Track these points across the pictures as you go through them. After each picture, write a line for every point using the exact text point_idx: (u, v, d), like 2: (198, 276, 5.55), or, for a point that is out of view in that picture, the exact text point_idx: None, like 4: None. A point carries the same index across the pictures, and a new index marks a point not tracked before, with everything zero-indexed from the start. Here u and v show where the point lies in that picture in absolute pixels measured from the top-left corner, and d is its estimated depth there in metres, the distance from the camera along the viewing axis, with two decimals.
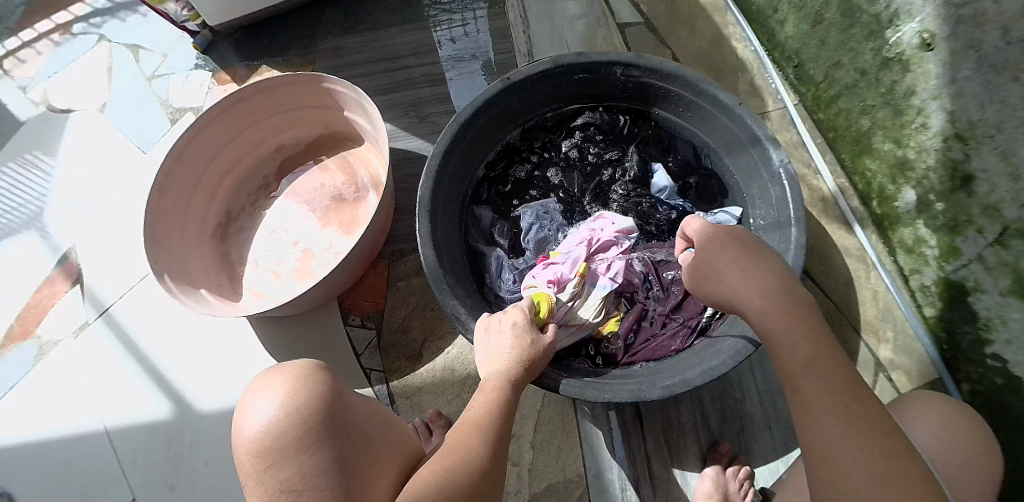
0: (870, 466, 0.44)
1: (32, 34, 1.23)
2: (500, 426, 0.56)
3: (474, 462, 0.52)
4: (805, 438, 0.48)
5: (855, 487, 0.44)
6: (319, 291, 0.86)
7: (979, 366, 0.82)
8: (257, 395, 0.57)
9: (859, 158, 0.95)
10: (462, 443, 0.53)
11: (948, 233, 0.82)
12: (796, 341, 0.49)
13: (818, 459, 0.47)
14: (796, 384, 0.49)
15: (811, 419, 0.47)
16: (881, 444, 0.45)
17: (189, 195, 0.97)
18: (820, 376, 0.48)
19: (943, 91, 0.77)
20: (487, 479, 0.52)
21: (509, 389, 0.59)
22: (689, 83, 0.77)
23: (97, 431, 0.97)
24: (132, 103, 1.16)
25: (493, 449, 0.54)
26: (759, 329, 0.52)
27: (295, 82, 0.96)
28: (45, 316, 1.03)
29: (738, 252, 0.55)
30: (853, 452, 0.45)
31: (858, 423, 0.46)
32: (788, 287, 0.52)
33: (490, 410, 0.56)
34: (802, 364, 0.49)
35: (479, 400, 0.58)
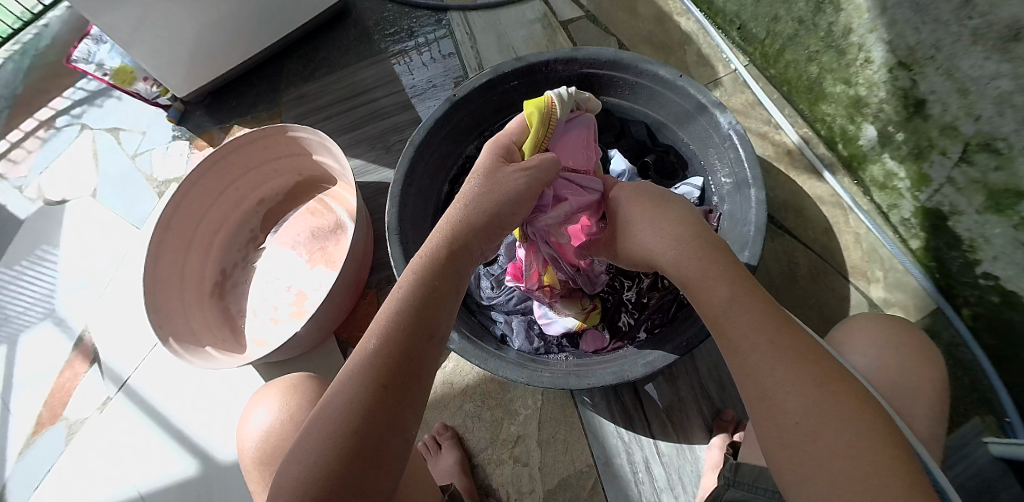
0: (803, 397, 0.45)
1: (19, 135, 1.28)
2: (371, 395, 0.46)
3: (334, 444, 0.44)
4: (743, 382, 0.48)
5: (792, 421, 0.45)
6: (313, 329, 0.89)
7: (974, 288, 0.82)
8: (256, 409, 0.70)
9: (817, 105, 0.96)
10: (321, 417, 0.46)
11: (914, 161, 0.82)
12: (712, 284, 0.51)
13: (754, 400, 0.47)
14: (722, 328, 0.50)
15: (740, 360, 0.48)
16: (812, 372, 0.46)
17: (183, 259, 1.01)
18: (742, 314, 0.48)
19: (878, 23, 0.78)
20: (358, 465, 0.44)
21: (392, 342, 0.48)
22: (628, 66, 0.80)
23: (133, 498, 1.01)
24: (120, 183, 1.21)
25: (361, 424, 0.45)
26: (677, 277, 0.54)
27: (263, 137, 1.00)
28: (70, 398, 1.08)
29: (650, 209, 0.59)
30: (784, 385, 0.45)
31: (786, 354, 0.46)
32: (699, 234, 0.54)
33: (354, 377, 0.47)
34: (724, 306, 0.49)
35: (352, 363, 0.48)
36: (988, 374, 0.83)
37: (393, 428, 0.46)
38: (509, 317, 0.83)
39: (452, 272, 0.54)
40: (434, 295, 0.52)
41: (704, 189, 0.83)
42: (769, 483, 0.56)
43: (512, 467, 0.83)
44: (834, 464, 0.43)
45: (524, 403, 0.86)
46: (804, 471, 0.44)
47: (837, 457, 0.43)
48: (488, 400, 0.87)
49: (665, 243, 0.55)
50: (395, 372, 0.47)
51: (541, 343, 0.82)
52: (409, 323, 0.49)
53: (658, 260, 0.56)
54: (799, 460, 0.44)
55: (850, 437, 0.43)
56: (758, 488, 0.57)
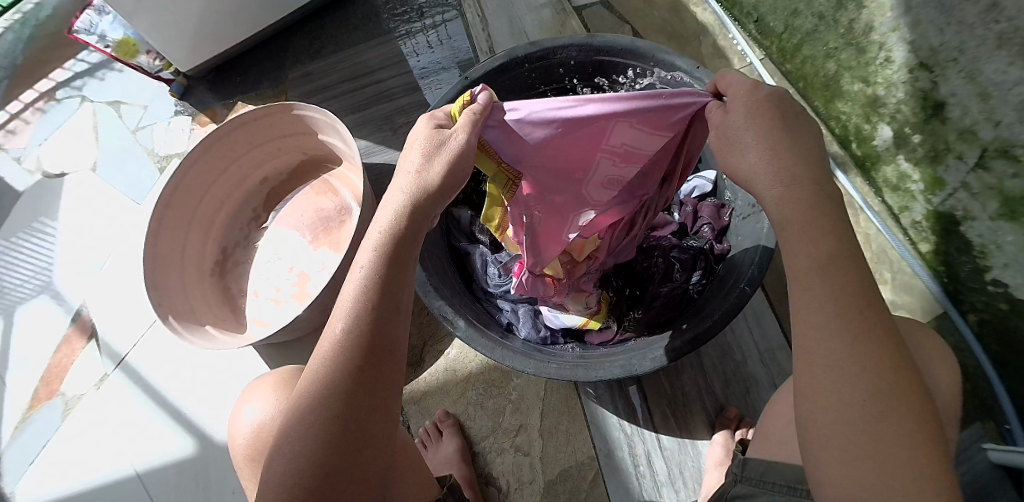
0: (877, 379, 0.43)
1: (18, 106, 1.26)
2: (348, 379, 0.47)
3: (320, 426, 0.46)
4: (811, 349, 0.46)
5: (858, 398, 0.43)
6: (316, 310, 0.88)
7: (982, 294, 0.81)
8: (249, 402, 0.69)
9: (832, 103, 0.95)
10: (303, 401, 0.48)
11: (929, 164, 0.81)
12: (818, 237, 0.46)
13: (818, 369, 0.45)
14: (806, 283, 0.46)
15: (816, 324, 0.45)
16: (892, 356, 0.44)
17: (183, 237, 1.00)
18: (833, 279, 0.45)
19: (901, 22, 0.76)
20: (343, 443, 0.46)
21: (361, 323, 0.48)
22: (644, 54, 0.78)
23: (129, 475, 1.00)
24: (121, 157, 1.20)
25: (342, 407, 0.47)
26: (779, 218, 0.48)
27: (267, 115, 0.98)
28: (66, 373, 1.07)
29: (771, 125, 0.49)
30: (859, 362, 0.44)
31: (870, 331, 0.44)
32: (817, 180, 0.48)
33: (327, 361, 0.48)
34: (820, 263, 0.46)
35: (324, 346, 0.49)
36: (991, 380, 0.82)
37: (372, 404, 0.48)
38: (515, 305, 0.84)
39: (415, 243, 0.52)
40: (399, 269, 0.51)
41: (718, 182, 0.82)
42: (778, 478, 0.55)
43: (512, 456, 0.83)
44: (888, 449, 0.42)
45: (527, 392, 0.86)
46: (854, 450, 0.43)
47: (891, 443, 0.43)
48: (491, 389, 0.87)
49: (770, 179, 0.48)
50: (369, 353, 0.48)
51: (548, 333, 0.82)
52: (377, 302, 0.49)
53: (759, 191, 0.49)
54: (852, 438, 0.43)
55: (908, 426, 0.43)
56: (768, 483, 0.56)
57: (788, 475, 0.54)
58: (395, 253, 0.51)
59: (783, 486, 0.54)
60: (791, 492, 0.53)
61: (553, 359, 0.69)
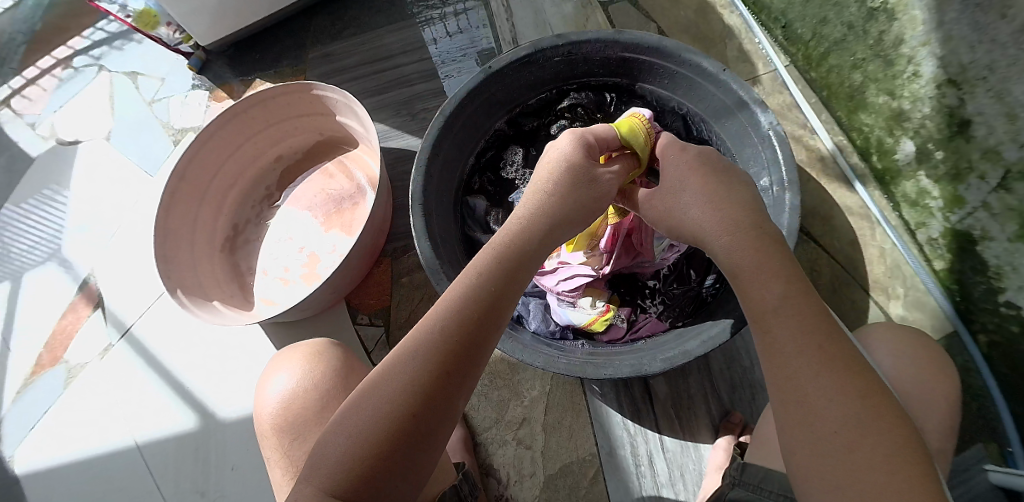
0: (844, 407, 0.44)
1: (36, 72, 1.26)
2: (432, 374, 0.46)
3: (390, 415, 0.44)
4: (781, 385, 0.47)
5: (830, 428, 0.44)
6: (325, 292, 0.88)
7: (994, 315, 0.81)
8: (276, 374, 0.70)
9: (855, 114, 0.94)
10: (377, 385, 0.46)
11: (950, 182, 0.80)
12: (767, 279, 0.49)
13: (791, 403, 0.46)
14: (767, 325, 0.48)
15: (780, 363, 0.47)
16: (856, 385, 0.45)
17: (195, 212, 0.99)
18: (791, 316, 0.47)
19: (932, 37, 0.75)
20: (409, 440, 0.44)
21: (461, 322, 0.48)
22: (671, 54, 0.77)
23: (129, 446, 1.01)
24: (136, 129, 1.20)
25: (421, 401, 0.45)
26: (727, 266, 0.52)
27: (285, 93, 0.97)
28: (71, 341, 1.07)
29: (709, 183, 0.57)
30: (827, 393, 0.44)
31: (832, 363, 0.45)
32: (757, 225, 0.53)
33: (415, 351, 0.47)
34: (774, 304, 0.48)
35: (417, 335, 0.48)
36: (998, 403, 0.82)
37: (447, 407, 0.46)
38: (526, 299, 0.83)
39: (525, 264, 0.54)
40: (505, 283, 0.52)
41: None
42: (774, 485, 0.55)
43: (514, 449, 0.83)
44: (867, 475, 0.41)
45: (532, 386, 0.85)
46: (833, 480, 0.43)
47: (869, 468, 0.42)
48: (496, 380, 0.86)
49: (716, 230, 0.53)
50: (459, 354, 0.47)
51: (557, 328, 0.81)
52: (482, 308, 0.49)
53: (709, 243, 0.54)
54: (829, 467, 0.43)
55: (886, 450, 0.42)
56: (764, 489, 0.56)
57: (784, 484, 0.55)
58: (508, 268, 0.52)
59: (779, 494, 0.55)
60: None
61: (562, 355, 0.69)
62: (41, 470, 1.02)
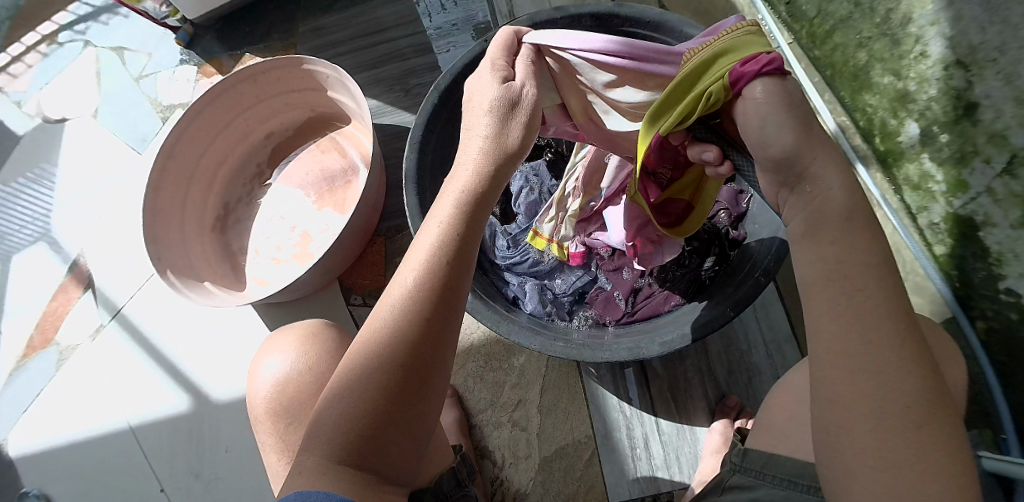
0: (921, 382, 0.41)
1: (20, 48, 1.22)
2: (417, 337, 0.44)
3: (372, 381, 0.43)
4: (848, 353, 0.42)
5: (901, 406, 0.41)
6: (319, 272, 0.87)
7: (993, 302, 0.79)
8: (268, 358, 0.68)
9: (859, 94, 0.92)
10: (357, 359, 0.45)
11: (954, 165, 0.78)
12: (865, 237, 0.44)
13: (860, 373, 0.42)
14: (856, 283, 0.43)
15: (861, 328, 0.42)
16: (925, 358, 0.42)
17: (184, 191, 0.97)
18: (882, 280, 0.43)
19: (941, 16, 0.73)
20: (399, 401, 0.43)
21: (432, 284, 0.46)
22: (672, 28, 0.75)
23: (122, 428, 1.00)
24: (123, 106, 1.16)
25: (404, 359, 0.43)
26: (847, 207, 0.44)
27: (276, 67, 0.95)
28: (61, 323, 1.06)
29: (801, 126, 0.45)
30: (905, 365, 0.41)
31: (913, 333, 0.42)
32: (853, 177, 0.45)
33: (392, 319, 0.45)
34: (873, 265, 0.43)
35: (392, 297, 0.46)
36: (994, 389, 0.81)
37: (434, 371, 0.45)
38: (522, 281, 0.83)
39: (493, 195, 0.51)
40: (471, 231, 0.48)
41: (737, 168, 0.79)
42: (777, 471, 0.54)
43: (509, 431, 0.83)
44: (905, 452, 0.40)
45: (528, 367, 0.85)
46: (892, 459, 0.41)
47: (934, 449, 0.41)
48: (492, 362, 0.86)
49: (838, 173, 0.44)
50: (439, 314, 0.45)
51: (552, 308, 0.82)
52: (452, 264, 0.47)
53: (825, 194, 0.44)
54: (891, 449, 0.41)
55: (946, 433, 0.41)
56: (769, 475, 0.55)
57: (789, 469, 0.53)
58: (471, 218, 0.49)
59: (779, 478, 0.54)
60: (793, 487, 0.53)
61: (558, 338, 0.68)
62: (34, 454, 1.01)
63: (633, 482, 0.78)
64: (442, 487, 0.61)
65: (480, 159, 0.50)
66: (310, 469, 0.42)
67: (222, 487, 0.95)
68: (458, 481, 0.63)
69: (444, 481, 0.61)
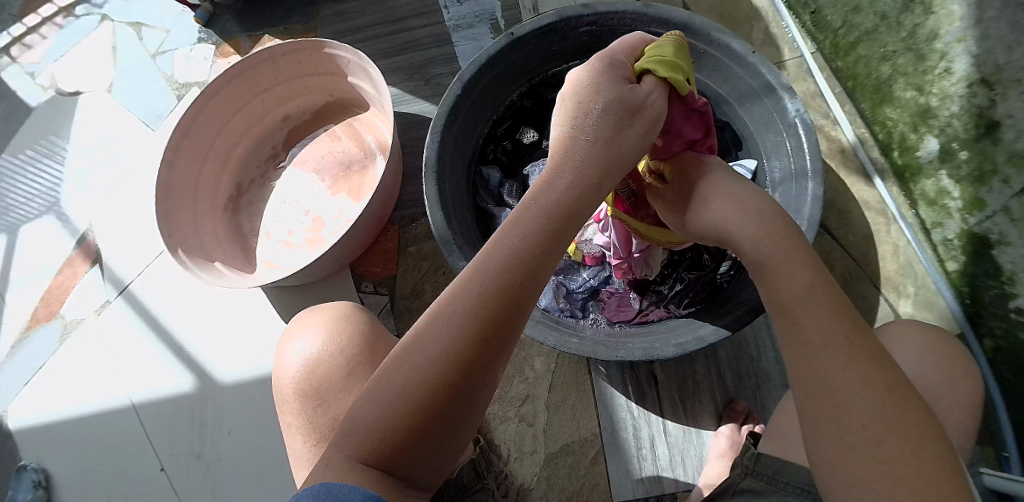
0: (873, 399, 0.43)
1: (37, 19, 1.22)
2: (466, 350, 0.42)
3: (419, 394, 0.42)
4: (805, 376, 0.45)
5: (858, 423, 0.42)
6: (331, 258, 0.87)
7: (1003, 321, 0.79)
8: (297, 338, 0.68)
9: (880, 107, 0.92)
10: (404, 366, 0.43)
11: (972, 183, 0.78)
12: (795, 268, 0.48)
13: (816, 395, 0.44)
14: (794, 314, 0.46)
15: (808, 354, 0.45)
16: (879, 376, 0.44)
17: (199, 169, 0.97)
18: (820, 304, 0.46)
19: (968, 33, 0.72)
20: (439, 418, 0.43)
21: (493, 297, 0.43)
22: (700, 32, 0.75)
23: (124, 405, 1.00)
24: (138, 82, 1.16)
25: (455, 376, 0.42)
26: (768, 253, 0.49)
27: (297, 50, 0.94)
28: (67, 296, 1.05)
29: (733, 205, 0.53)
30: (853, 386, 0.43)
31: (859, 356, 0.44)
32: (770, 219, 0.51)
33: (449, 322, 0.43)
34: (801, 292, 0.46)
35: (454, 304, 0.44)
36: (999, 408, 0.81)
37: (478, 388, 0.43)
38: None
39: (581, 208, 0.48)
40: (550, 249, 0.46)
41: (754, 175, 0.81)
42: (789, 478, 0.55)
43: (515, 425, 0.83)
44: (879, 469, 0.41)
45: (537, 363, 0.85)
46: (861, 473, 0.42)
47: (902, 466, 0.41)
48: None
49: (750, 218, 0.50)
50: (497, 331, 0.43)
51: (566, 305, 0.82)
52: (525, 277, 0.44)
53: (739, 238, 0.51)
54: (858, 462, 0.42)
55: (913, 448, 0.41)
56: (780, 481, 0.55)
57: (800, 477, 0.54)
58: (553, 230, 0.46)
59: (794, 485, 0.54)
60: (806, 495, 0.53)
61: (573, 335, 0.68)
62: (34, 426, 1.01)
63: (638, 482, 0.78)
64: (462, 479, 0.61)
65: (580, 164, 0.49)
66: (335, 464, 0.43)
67: (223, 468, 0.95)
68: (477, 473, 0.63)
69: (464, 473, 0.61)
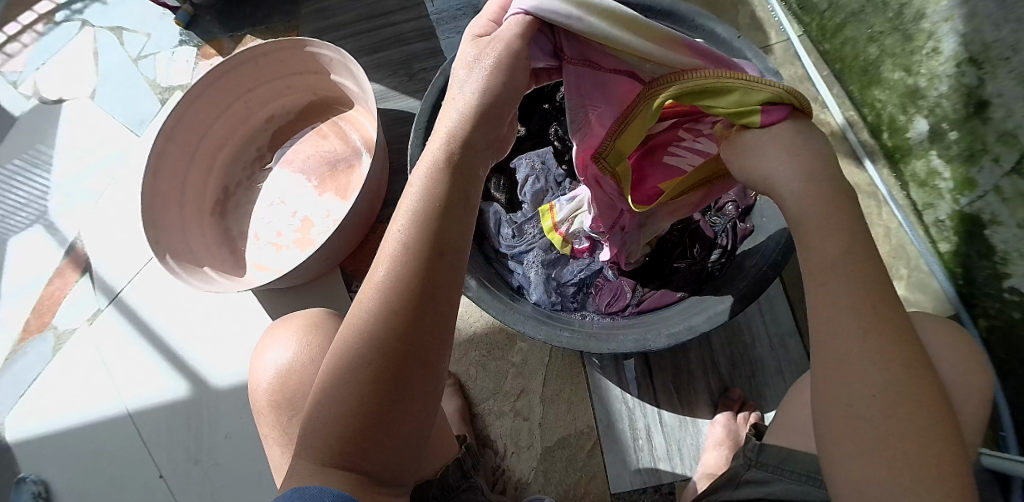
0: (890, 372, 0.38)
1: (16, 28, 1.20)
2: (394, 327, 0.40)
3: (355, 379, 0.40)
4: (818, 342, 0.41)
5: (868, 393, 0.38)
6: (320, 259, 0.86)
7: (997, 300, 0.79)
8: (271, 346, 0.67)
9: (868, 89, 0.91)
10: (336, 345, 0.42)
11: (963, 163, 0.78)
12: (833, 225, 0.40)
13: (828, 362, 0.40)
14: (819, 274, 0.41)
15: (825, 318, 0.40)
16: (900, 349, 0.39)
17: (184, 174, 0.96)
18: (851, 268, 0.40)
19: (956, 12, 0.72)
20: (385, 402, 0.40)
21: (415, 256, 0.42)
22: (685, 18, 0.75)
23: (120, 414, 1.00)
24: (121, 88, 1.14)
25: (385, 353, 0.40)
26: (793, 211, 0.42)
27: (280, 49, 0.93)
28: (58, 306, 1.04)
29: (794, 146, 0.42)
30: (871, 355, 0.38)
31: (883, 325, 0.39)
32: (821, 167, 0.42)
33: (372, 301, 0.41)
34: (831, 255, 0.40)
35: (373, 286, 0.42)
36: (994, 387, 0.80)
37: (422, 352, 0.41)
38: (527, 268, 0.82)
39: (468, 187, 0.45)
40: (448, 215, 0.43)
41: None
42: (796, 466, 0.55)
43: (512, 420, 0.82)
44: (892, 443, 0.38)
45: (531, 358, 0.84)
46: (862, 445, 0.38)
47: (903, 440, 0.38)
48: (495, 351, 0.85)
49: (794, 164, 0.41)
50: (424, 290, 0.41)
51: (558, 298, 0.81)
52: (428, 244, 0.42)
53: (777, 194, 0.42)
54: (862, 434, 0.38)
55: (921, 425, 0.38)
56: (785, 470, 0.55)
57: (807, 465, 0.54)
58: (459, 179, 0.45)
59: (800, 474, 0.54)
60: (809, 482, 0.54)
61: (564, 328, 0.68)
62: (30, 440, 1.00)
63: (635, 473, 0.78)
64: (446, 480, 0.60)
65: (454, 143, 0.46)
66: (299, 473, 0.40)
67: (221, 474, 0.94)
68: (463, 472, 0.62)
69: (449, 474, 0.61)
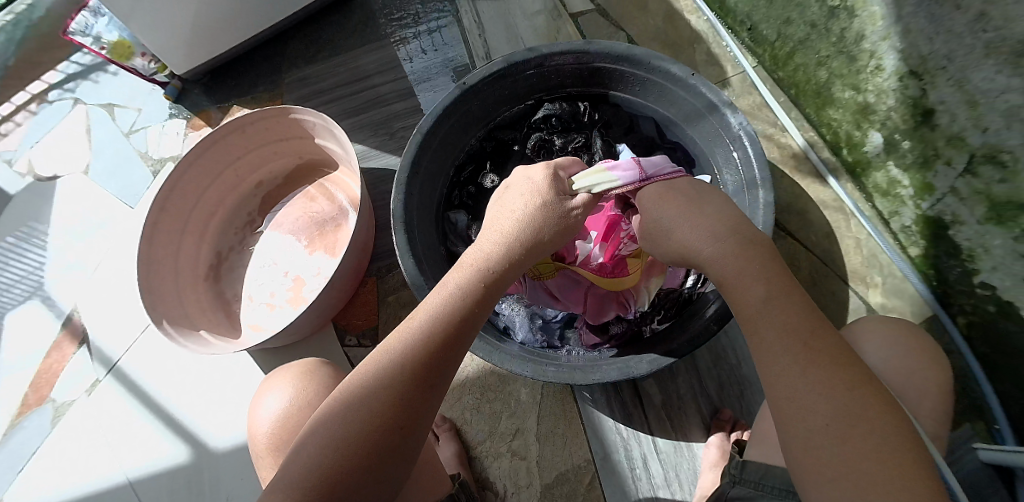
0: (835, 399, 0.44)
1: (9, 108, 1.25)
2: (402, 392, 0.49)
3: (358, 431, 0.48)
4: (770, 384, 0.47)
5: (822, 423, 0.44)
6: (311, 317, 0.88)
7: (971, 297, 0.81)
8: (268, 395, 0.69)
9: (823, 110, 0.96)
10: (345, 394, 0.50)
11: (919, 169, 0.82)
12: (751, 281, 0.49)
13: (782, 401, 0.46)
14: (755, 326, 0.48)
15: (769, 360, 0.47)
16: (840, 378, 0.45)
17: (177, 242, 0.99)
18: (777, 315, 0.47)
19: (892, 31, 0.77)
20: (376, 461, 0.48)
21: (432, 344, 0.51)
22: (641, 62, 0.79)
23: (120, 483, 0.99)
24: (115, 161, 1.19)
25: (389, 416, 0.48)
26: (715, 274, 0.51)
27: (265, 118, 0.98)
28: (57, 379, 1.06)
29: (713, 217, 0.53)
30: (814, 387, 0.44)
31: (817, 359, 0.45)
32: (738, 230, 0.52)
33: (388, 366, 0.50)
34: (759, 305, 0.48)
35: (391, 350, 0.51)
36: (980, 383, 0.82)
37: (418, 419, 0.49)
38: (511, 311, 0.85)
39: (493, 291, 0.56)
40: (471, 310, 0.54)
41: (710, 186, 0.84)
42: (775, 481, 0.56)
43: (509, 461, 0.83)
44: (858, 465, 0.42)
45: (522, 396, 0.86)
46: (831, 473, 0.43)
47: (864, 458, 0.42)
48: (487, 394, 0.87)
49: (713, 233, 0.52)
50: (429, 374, 0.50)
51: (543, 336, 0.84)
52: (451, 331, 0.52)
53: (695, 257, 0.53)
54: (828, 461, 0.43)
55: (878, 441, 0.42)
56: (766, 485, 0.56)
57: (784, 478, 0.55)
58: (480, 291, 0.55)
59: (781, 490, 0.55)
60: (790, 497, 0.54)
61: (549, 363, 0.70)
62: None
63: None
64: None
65: (506, 234, 0.58)
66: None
67: None
68: None
69: None
